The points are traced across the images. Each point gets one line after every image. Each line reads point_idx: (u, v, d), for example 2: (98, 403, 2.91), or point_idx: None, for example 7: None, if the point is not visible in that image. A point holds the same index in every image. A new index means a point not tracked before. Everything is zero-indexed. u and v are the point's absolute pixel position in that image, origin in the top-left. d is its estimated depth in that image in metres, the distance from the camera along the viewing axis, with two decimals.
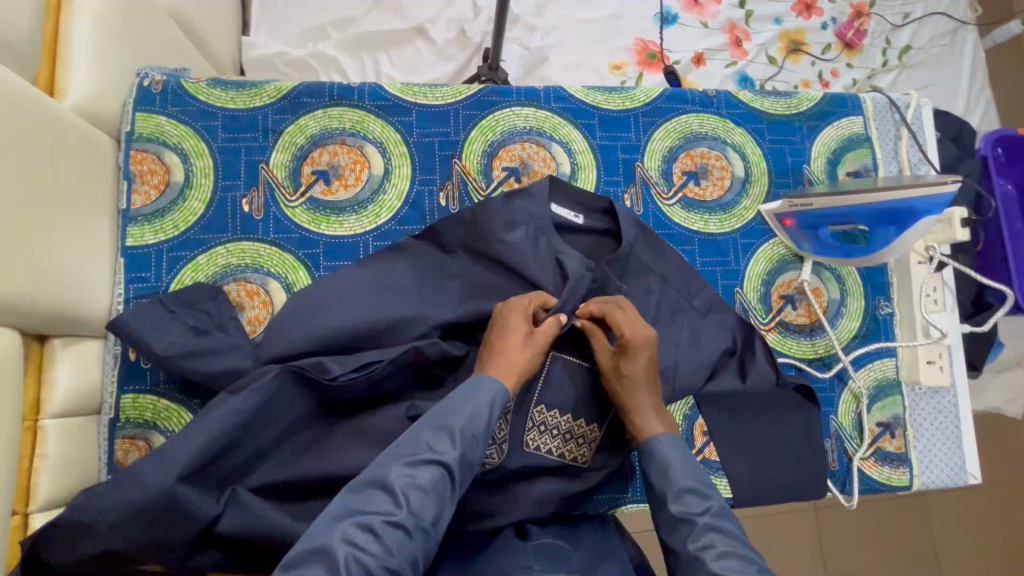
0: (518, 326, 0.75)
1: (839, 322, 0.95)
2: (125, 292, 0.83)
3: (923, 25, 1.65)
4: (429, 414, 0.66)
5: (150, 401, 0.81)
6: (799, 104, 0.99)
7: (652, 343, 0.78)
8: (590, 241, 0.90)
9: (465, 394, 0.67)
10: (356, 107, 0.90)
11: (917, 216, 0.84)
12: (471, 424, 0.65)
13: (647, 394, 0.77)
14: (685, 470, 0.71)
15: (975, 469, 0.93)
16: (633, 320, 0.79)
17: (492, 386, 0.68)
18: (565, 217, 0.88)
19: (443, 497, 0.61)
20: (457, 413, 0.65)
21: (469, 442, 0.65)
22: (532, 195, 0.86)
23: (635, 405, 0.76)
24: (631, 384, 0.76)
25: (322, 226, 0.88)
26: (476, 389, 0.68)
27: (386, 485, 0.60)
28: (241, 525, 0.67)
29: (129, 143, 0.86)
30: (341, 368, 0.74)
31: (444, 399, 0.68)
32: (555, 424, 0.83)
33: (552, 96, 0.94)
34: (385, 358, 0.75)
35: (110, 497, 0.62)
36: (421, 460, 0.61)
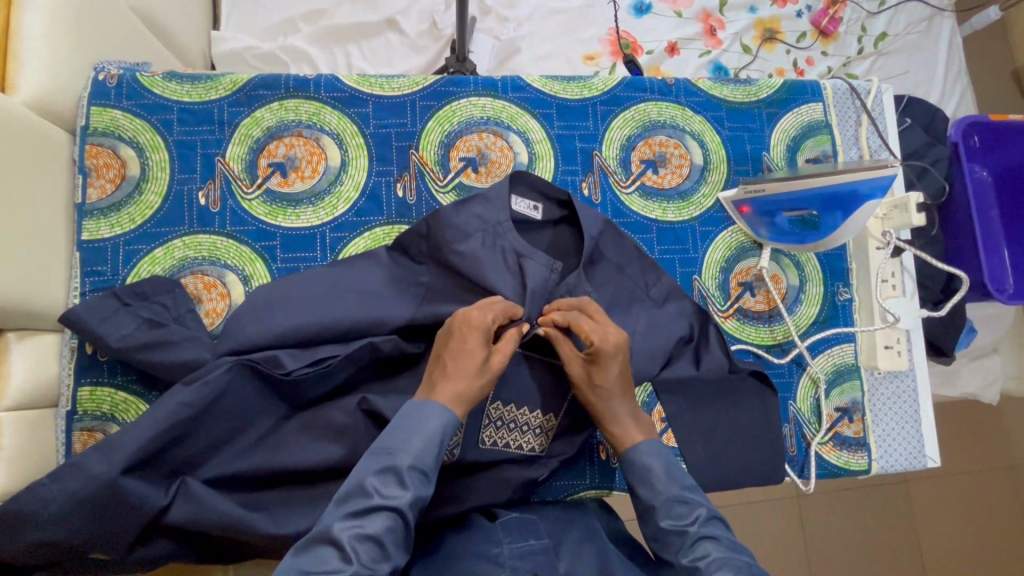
0: (474, 350, 0.72)
1: (798, 308, 0.95)
2: (81, 286, 0.83)
3: (899, 11, 1.64)
4: (372, 453, 0.65)
5: (108, 394, 0.82)
6: (759, 91, 0.99)
7: (621, 349, 0.76)
8: (548, 233, 0.90)
9: (408, 427, 0.66)
10: (312, 98, 0.90)
11: (860, 200, 0.85)
12: (420, 461, 0.64)
13: (621, 401, 0.77)
14: (670, 480, 0.72)
15: (934, 453, 0.94)
16: (600, 328, 0.77)
17: (442, 414, 0.67)
18: (524, 211, 0.87)
19: (395, 542, 0.60)
20: (403, 450, 0.64)
21: (418, 481, 0.64)
22: (490, 202, 0.84)
23: (610, 415, 0.77)
24: (605, 393, 0.76)
25: (279, 217, 0.88)
26: (420, 421, 0.66)
27: (335, 540, 0.58)
28: (189, 515, 0.68)
29: (84, 138, 0.86)
30: (295, 362, 0.75)
31: (386, 436, 0.66)
32: (512, 417, 0.83)
33: (510, 86, 0.94)
34: (340, 353, 0.76)
35: (54, 488, 0.63)
36: (369, 507, 0.60)
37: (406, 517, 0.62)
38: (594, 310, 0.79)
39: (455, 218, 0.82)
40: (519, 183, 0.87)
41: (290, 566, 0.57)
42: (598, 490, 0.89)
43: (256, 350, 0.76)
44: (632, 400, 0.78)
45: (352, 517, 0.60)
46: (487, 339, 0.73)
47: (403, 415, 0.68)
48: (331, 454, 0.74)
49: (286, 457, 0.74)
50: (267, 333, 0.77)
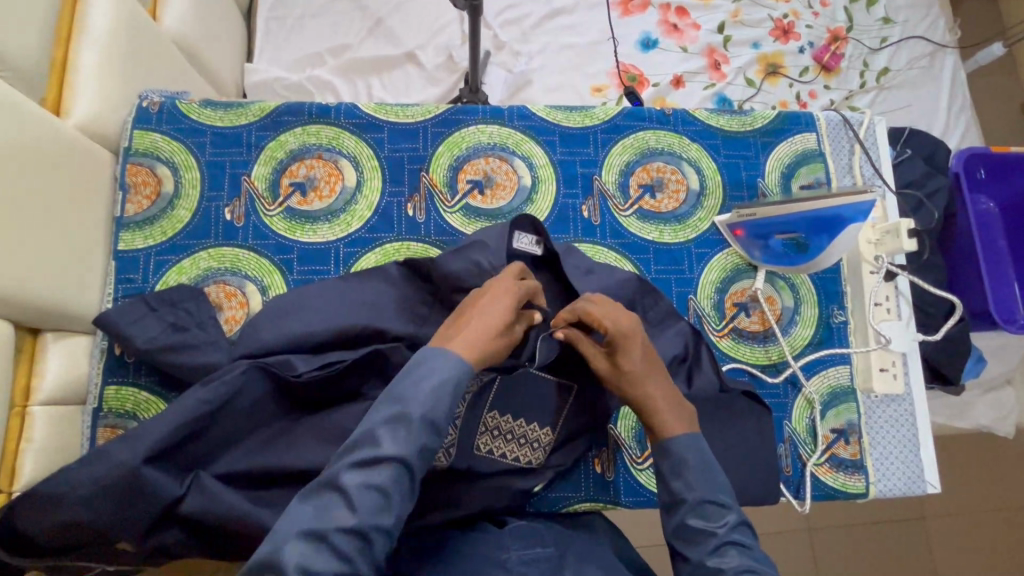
0: (502, 311, 0.70)
1: (792, 329, 0.97)
2: (115, 292, 0.90)
3: (901, 48, 1.69)
4: (386, 398, 0.63)
5: (131, 393, 0.87)
6: (753, 121, 1.04)
7: (637, 329, 0.77)
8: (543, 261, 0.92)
9: (423, 376, 0.64)
10: (332, 124, 0.98)
11: (844, 224, 0.89)
12: (431, 413, 0.62)
13: (658, 389, 0.76)
14: (708, 480, 0.70)
15: (934, 479, 0.94)
16: (610, 310, 0.77)
17: (454, 365, 0.65)
18: (526, 247, 0.89)
19: (402, 490, 0.60)
20: (417, 401, 0.62)
21: (428, 435, 0.62)
22: (485, 248, 0.86)
23: (646, 397, 0.75)
24: (633, 377, 0.76)
25: (297, 233, 0.94)
26: (435, 369, 0.64)
27: (341, 490, 0.58)
28: (200, 506, 0.70)
29: (126, 158, 0.94)
30: (306, 365, 0.79)
31: (399, 384, 0.64)
32: (513, 429, 0.86)
33: (516, 115, 1.00)
34: (347, 358, 0.79)
35: (80, 473, 0.67)
36: (376, 458, 0.59)
37: (414, 469, 0.60)
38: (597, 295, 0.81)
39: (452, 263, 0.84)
40: (522, 221, 0.88)
41: (296, 513, 0.58)
42: (594, 503, 0.91)
43: (270, 354, 0.81)
44: (666, 384, 0.77)
45: (359, 468, 0.59)
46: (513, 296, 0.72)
47: (416, 362, 0.65)
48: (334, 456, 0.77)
49: (292, 457, 0.76)
50: (282, 340, 0.82)
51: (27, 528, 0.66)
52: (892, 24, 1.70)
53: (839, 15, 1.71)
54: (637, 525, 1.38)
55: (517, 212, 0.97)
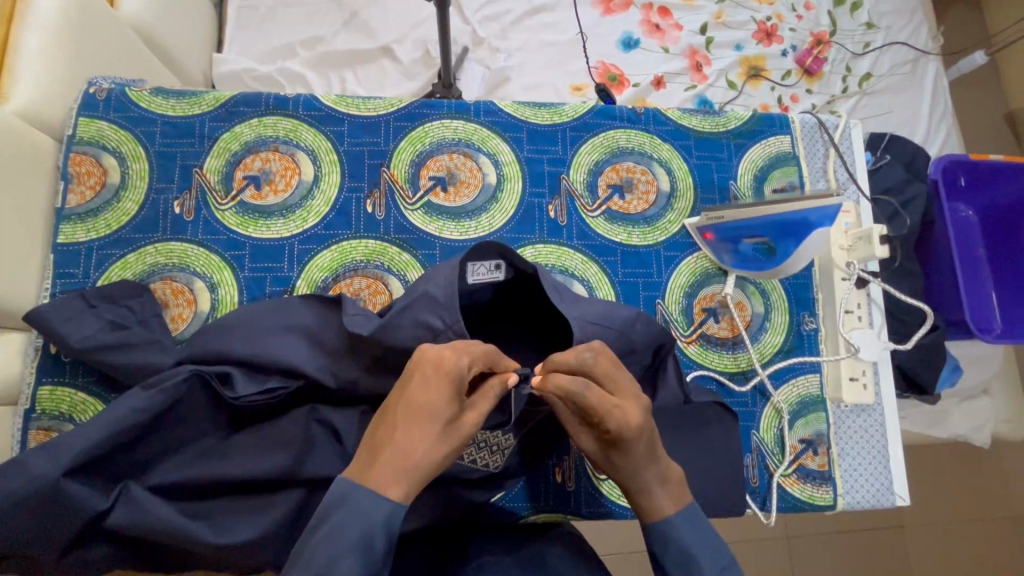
0: (442, 407, 0.60)
1: (762, 336, 0.95)
2: (52, 287, 0.85)
3: (884, 53, 1.68)
4: (300, 559, 0.56)
5: (67, 394, 0.82)
6: (727, 122, 1.02)
7: (637, 415, 0.64)
8: (509, 289, 0.82)
9: (339, 529, 0.55)
10: (290, 116, 0.94)
11: (811, 228, 0.85)
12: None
13: (652, 477, 0.67)
14: (714, 559, 0.65)
15: (903, 491, 0.92)
16: (614, 404, 0.63)
17: (372, 505, 0.56)
18: (485, 276, 0.78)
19: None
20: (328, 567, 0.54)
21: None
22: (438, 300, 0.73)
23: (637, 486, 0.67)
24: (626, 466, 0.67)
25: (250, 228, 0.90)
26: (346, 517, 0.56)
27: None
28: (129, 521, 0.66)
29: (70, 146, 0.90)
30: (246, 387, 0.74)
31: (311, 540, 0.56)
32: (483, 437, 0.80)
33: (482, 110, 0.97)
34: (291, 384, 0.76)
35: None
36: None
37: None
38: (601, 367, 0.65)
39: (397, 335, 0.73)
40: (478, 251, 0.75)
41: None
42: (552, 514, 0.88)
43: (212, 363, 0.77)
44: (664, 473, 0.68)
45: None
46: (449, 382, 0.60)
47: (328, 506, 0.58)
48: (276, 465, 0.72)
49: (232, 466, 0.72)
50: (228, 341, 0.78)
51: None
52: (875, 29, 1.69)
53: (823, 19, 1.69)
54: (606, 533, 1.35)
55: (481, 211, 0.94)
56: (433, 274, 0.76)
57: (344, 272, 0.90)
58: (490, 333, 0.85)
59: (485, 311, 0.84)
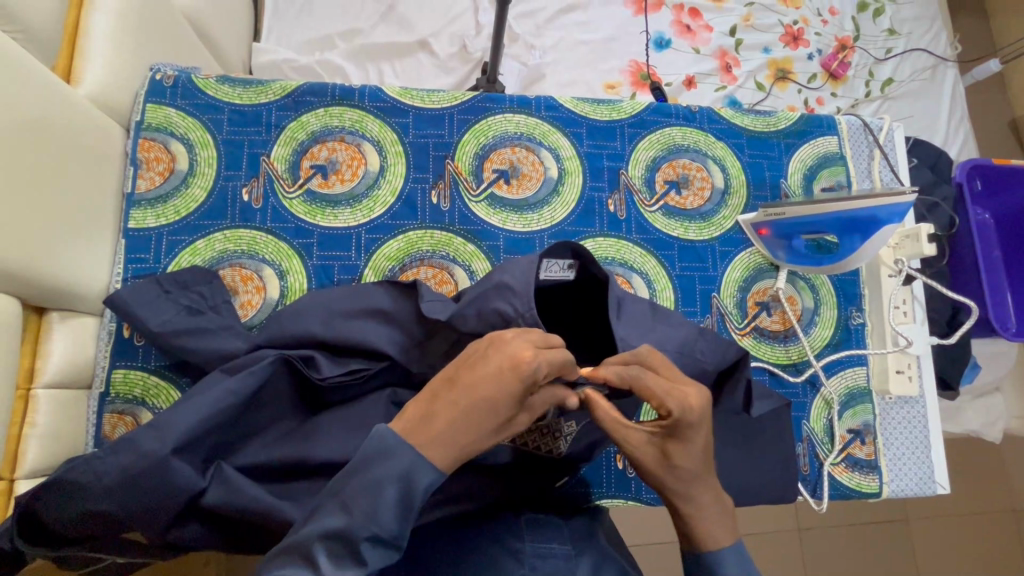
0: (504, 401, 0.54)
1: (813, 329, 0.98)
2: (124, 272, 0.86)
3: (905, 59, 1.72)
4: (335, 501, 0.52)
5: (140, 378, 0.84)
6: (777, 122, 1.05)
7: (704, 412, 0.61)
8: (575, 291, 0.80)
9: (379, 488, 0.51)
10: (356, 107, 0.95)
11: (879, 225, 0.88)
12: (377, 527, 0.51)
13: (704, 477, 0.62)
14: None
15: (944, 480, 0.95)
16: (673, 386, 0.61)
17: (417, 468, 0.52)
18: (556, 275, 0.76)
19: None
20: (368, 517, 0.51)
21: (376, 548, 0.51)
22: (514, 291, 0.71)
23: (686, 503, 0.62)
24: (680, 478, 0.62)
25: (318, 217, 0.92)
26: (385, 475, 0.51)
27: None
28: (223, 500, 0.67)
29: (138, 132, 0.90)
30: (329, 368, 0.76)
31: (349, 484, 0.52)
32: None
33: (543, 105, 0.99)
34: (374, 366, 0.78)
35: (105, 461, 0.62)
36: None
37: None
38: (656, 360, 0.64)
39: (467, 320, 0.73)
40: (554, 248, 0.73)
41: None
42: (615, 499, 0.91)
43: (293, 346, 0.78)
44: (714, 477, 0.64)
45: None
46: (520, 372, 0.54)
47: (367, 457, 0.52)
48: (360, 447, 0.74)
49: (316, 448, 0.73)
50: (308, 327, 0.78)
51: (46, 517, 0.63)
52: (897, 35, 1.73)
53: (847, 24, 1.72)
54: (637, 522, 1.38)
55: (543, 204, 0.96)
56: (509, 265, 0.74)
57: (410, 261, 0.92)
58: (549, 324, 0.82)
59: (548, 304, 0.81)
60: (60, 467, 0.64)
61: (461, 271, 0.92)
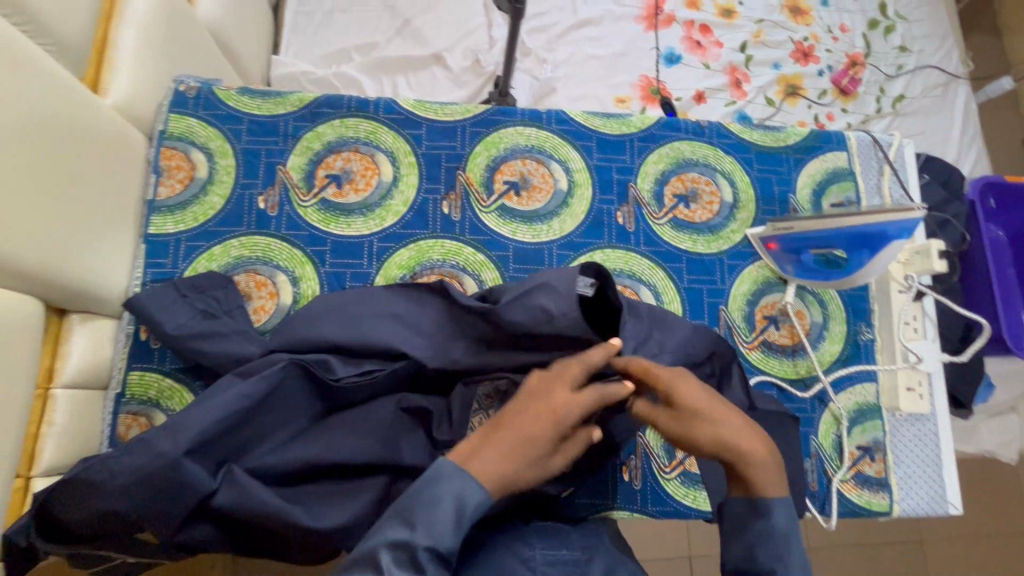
0: (542, 437, 0.57)
1: (821, 344, 0.98)
2: (143, 275, 0.88)
3: (916, 76, 1.72)
4: (397, 518, 0.54)
5: (155, 380, 0.85)
6: (786, 138, 1.05)
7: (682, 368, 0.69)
8: (596, 313, 0.82)
9: (437, 503, 0.53)
10: (371, 118, 0.97)
11: (889, 240, 0.88)
12: (437, 541, 0.52)
13: (725, 423, 0.65)
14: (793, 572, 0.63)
15: (956, 500, 0.94)
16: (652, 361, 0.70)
17: (470, 494, 0.54)
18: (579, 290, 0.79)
19: None
20: (427, 531, 0.53)
21: (435, 564, 0.52)
22: (556, 290, 0.79)
23: (742, 451, 0.64)
24: (722, 425, 0.65)
25: (332, 225, 0.93)
26: (445, 497, 0.54)
27: None
28: (233, 501, 0.68)
29: (161, 141, 0.93)
30: (343, 368, 0.78)
31: (411, 501, 0.54)
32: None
33: (554, 119, 1.01)
34: (388, 366, 0.79)
35: (121, 460, 0.64)
36: None
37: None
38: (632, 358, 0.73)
39: (514, 312, 0.79)
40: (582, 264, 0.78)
41: None
42: (621, 511, 0.90)
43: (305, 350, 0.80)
44: (735, 414, 0.66)
45: None
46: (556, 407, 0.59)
47: (425, 484, 0.55)
48: (368, 451, 0.75)
49: (325, 452, 0.74)
50: (319, 333, 0.80)
51: (61, 514, 0.64)
52: (908, 52, 1.74)
53: (858, 41, 1.73)
54: (645, 537, 1.37)
55: (553, 216, 0.97)
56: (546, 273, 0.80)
57: (421, 269, 0.93)
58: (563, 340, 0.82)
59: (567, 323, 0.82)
60: (75, 467, 0.65)
61: (471, 280, 0.94)
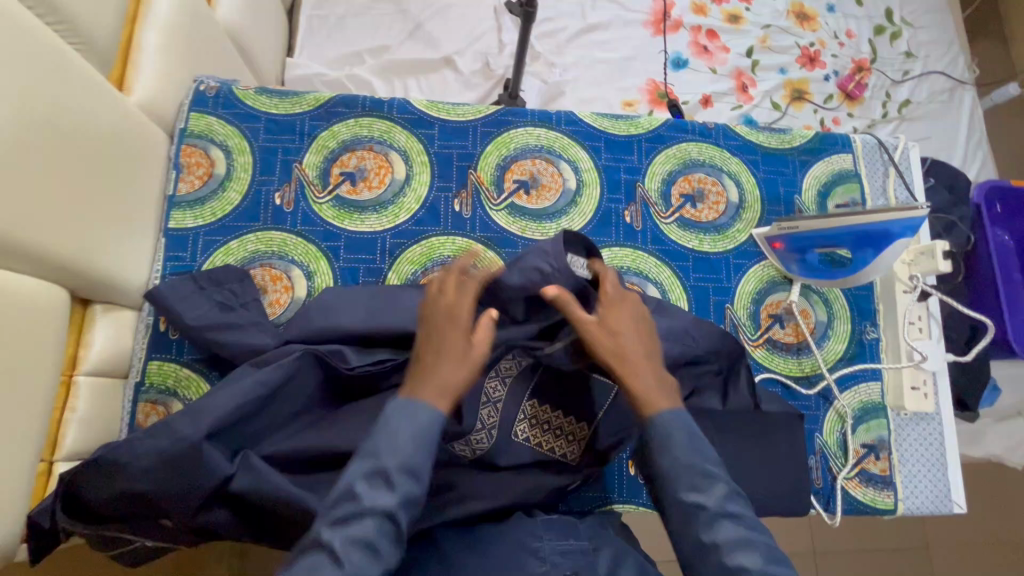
0: (450, 338, 0.69)
1: (826, 343, 0.99)
2: (163, 268, 0.91)
3: (922, 82, 1.73)
4: (366, 449, 0.62)
5: (173, 369, 0.88)
6: (792, 140, 1.07)
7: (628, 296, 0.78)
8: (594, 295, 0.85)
9: (396, 427, 0.62)
10: (385, 118, 1.00)
11: (892, 239, 0.89)
12: (407, 460, 0.60)
13: (638, 351, 0.73)
14: None
15: (961, 499, 0.94)
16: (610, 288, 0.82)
17: (418, 405, 0.63)
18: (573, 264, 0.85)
19: (389, 544, 0.58)
20: (395, 453, 0.60)
21: (408, 481, 0.60)
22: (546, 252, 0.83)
23: (629, 369, 0.71)
24: (620, 342, 0.73)
25: (346, 221, 0.96)
26: (404, 419, 0.63)
27: (326, 548, 0.56)
28: (251, 486, 0.70)
29: (182, 138, 0.96)
30: (356, 358, 0.79)
31: (377, 434, 0.62)
32: (530, 413, 0.84)
33: (564, 119, 1.03)
34: (399, 356, 0.81)
35: (143, 443, 0.66)
36: (356, 512, 0.57)
37: (398, 519, 0.58)
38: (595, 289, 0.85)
39: (511, 275, 0.82)
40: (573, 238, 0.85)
41: None
42: (627, 505, 0.91)
43: (319, 341, 0.82)
44: (643, 341, 0.74)
45: (339, 523, 0.57)
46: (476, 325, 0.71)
47: (389, 414, 0.63)
48: None
49: (338, 441, 0.76)
50: (333, 325, 0.82)
51: (86, 493, 0.66)
52: (914, 58, 1.75)
53: (864, 46, 1.75)
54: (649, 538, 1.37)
55: (562, 214, 0.99)
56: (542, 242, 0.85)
57: (432, 265, 0.95)
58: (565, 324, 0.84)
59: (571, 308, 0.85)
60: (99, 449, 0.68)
61: None
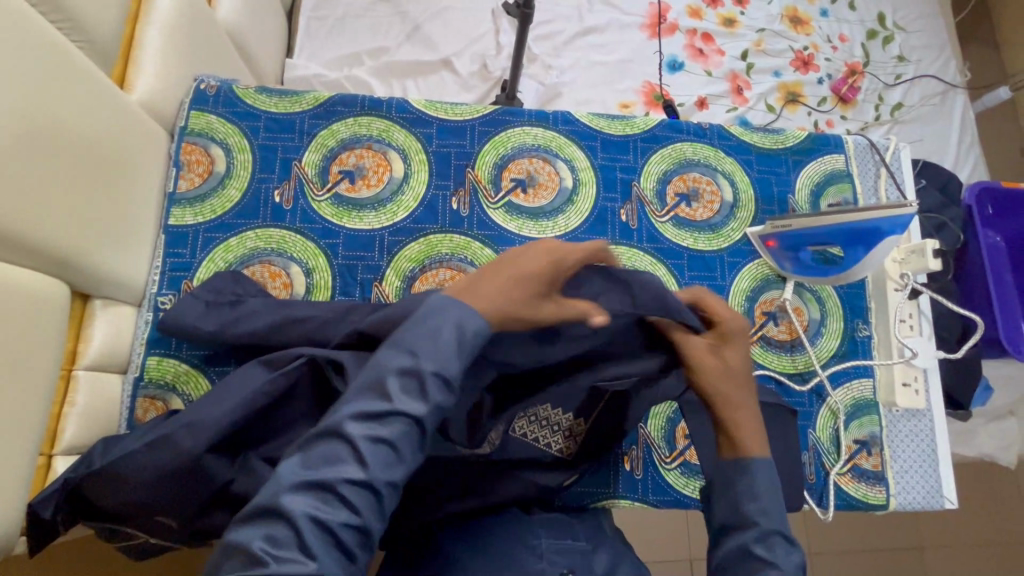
0: (530, 281, 0.66)
1: (819, 340, 1.00)
2: (162, 265, 0.92)
3: (914, 85, 1.75)
4: (402, 344, 0.57)
5: (172, 365, 0.88)
6: (785, 140, 1.08)
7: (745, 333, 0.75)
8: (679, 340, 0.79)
9: (438, 329, 0.57)
10: (383, 117, 1.01)
11: (882, 236, 0.91)
12: (443, 367, 0.56)
13: (746, 405, 0.70)
14: None
15: (952, 495, 0.96)
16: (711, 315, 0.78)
17: (471, 318, 0.59)
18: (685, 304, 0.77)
19: (410, 449, 0.54)
20: (435, 357, 0.56)
21: (441, 390, 0.56)
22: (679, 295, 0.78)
23: (733, 413, 0.69)
24: (736, 389, 0.71)
25: (344, 219, 0.97)
26: (445, 324, 0.58)
27: (347, 442, 0.52)
28: (248, 487, 0.71)
29: (182, 136, 0.97)
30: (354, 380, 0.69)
31: (413, 330, 0.57)
32: (534, 411, 0.81)
33: (560, 119, 1.04)
34: None
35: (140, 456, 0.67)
36: (384, 411, 0.53)
37: (424, 429, 0.55)
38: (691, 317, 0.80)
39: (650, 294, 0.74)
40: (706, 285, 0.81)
41: (297, 462, 0.52)
42: (622, 500, 0.92)
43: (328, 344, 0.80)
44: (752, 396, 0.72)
45: (365, 418, 0.53)
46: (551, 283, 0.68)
47: (429, 309, 0.59)
48: None
49: None
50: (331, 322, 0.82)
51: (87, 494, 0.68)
52: (906, 61, 1.77)
53: (856, 50, 1.77)
54: (647, 538, 1.38)
55: (558, 212, 1.00)
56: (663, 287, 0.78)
57: (430, 263, 0.96)
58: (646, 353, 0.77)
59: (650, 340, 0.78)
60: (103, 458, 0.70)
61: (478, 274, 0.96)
